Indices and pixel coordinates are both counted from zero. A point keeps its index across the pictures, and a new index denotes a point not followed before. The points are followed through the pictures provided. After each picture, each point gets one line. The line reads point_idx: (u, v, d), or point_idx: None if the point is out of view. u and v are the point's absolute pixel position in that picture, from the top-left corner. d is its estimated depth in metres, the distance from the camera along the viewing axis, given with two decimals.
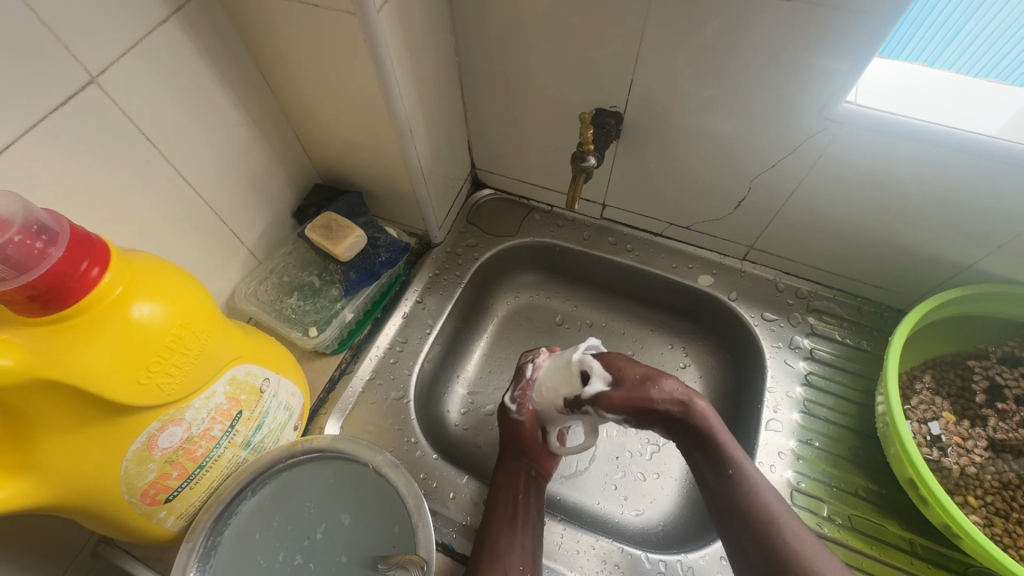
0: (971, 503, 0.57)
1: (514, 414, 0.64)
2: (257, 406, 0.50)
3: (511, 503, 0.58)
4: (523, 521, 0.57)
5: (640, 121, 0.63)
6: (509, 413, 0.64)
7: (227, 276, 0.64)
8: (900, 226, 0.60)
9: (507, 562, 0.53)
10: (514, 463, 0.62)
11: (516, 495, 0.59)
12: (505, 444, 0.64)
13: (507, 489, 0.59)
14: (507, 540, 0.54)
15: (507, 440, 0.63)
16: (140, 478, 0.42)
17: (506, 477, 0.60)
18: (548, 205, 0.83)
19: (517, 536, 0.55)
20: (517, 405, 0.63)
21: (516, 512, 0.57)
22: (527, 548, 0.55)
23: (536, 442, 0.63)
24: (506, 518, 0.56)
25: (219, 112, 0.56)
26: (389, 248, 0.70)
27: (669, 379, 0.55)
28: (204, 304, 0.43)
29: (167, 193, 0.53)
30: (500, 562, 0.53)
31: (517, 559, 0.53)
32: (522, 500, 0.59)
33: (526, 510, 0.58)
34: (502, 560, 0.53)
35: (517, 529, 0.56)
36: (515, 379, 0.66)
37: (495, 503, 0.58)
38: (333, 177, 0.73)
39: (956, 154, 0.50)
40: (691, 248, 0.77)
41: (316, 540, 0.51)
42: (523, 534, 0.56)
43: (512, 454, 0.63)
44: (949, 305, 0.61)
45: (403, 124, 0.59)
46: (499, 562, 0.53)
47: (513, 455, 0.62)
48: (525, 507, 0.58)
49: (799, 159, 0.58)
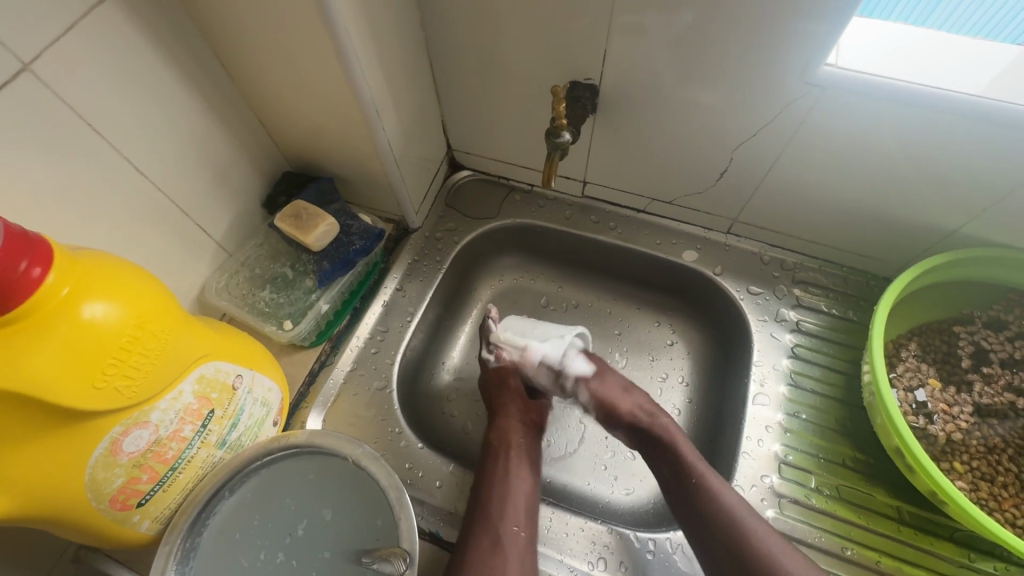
0: (957, 468, 0.57)
1: (491, 362, 0.68)
2: (230, 404, 0.49)
3: (502, 459, 0.59)
4: (517, 480, 0.58)
5: (617, 93, 0.60)
6: (486, 363, 0.69)
7: (196, 272, 0.61)
8: (884, 193, 0.58)
9: (500, 523, 0.54)
10: (504, 420, 0.63)
11: (506, 451, 0.60)
12: (495, 402, 0.66)
13: (499, 447, 0.61)
14: (498, 501, 0.55)
15: (496, 395, 0.66)
16: (107, 484, 0.41)
17: (496, 438, 0.62)
18: (527, 184, 0.80)
19: (508, 495, 0.56)
20: (494, 356, 0.68)
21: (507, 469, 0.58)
22: (521, 507, 0.56)
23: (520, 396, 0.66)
24: (497, 478, 0.57)
25: (172, 99, 0.53)
26: (363, 235, 0.68)
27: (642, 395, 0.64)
28: (162, 302, 0.42)
29: (122, 187, 0.51)
30: (492, 523, 0.53)
31: (510, 520, 0.54)
32: (513, 457, 0.60)
33: (520, 467, 0.59)
34: (494, 522, 0.54)
35: (508, 485, 0.57)
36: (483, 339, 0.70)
37: (487, 463, 0.59)
38: (302, 164, 0.70)
39: (939, 116, 0.48)
40: (675, 223, 0.76)
41: (298, 536, 0.50)
42: (516, 491, 0.57)
43: (502, 411, 0.64)
44: (935, 271, 0.60)
45: (368, 105, 0.56)
46: (492, 522, 0.54)
47: (503, 412, 0.64)
48: (518, 462, 0.60)
49: (780, 127, 0.56)
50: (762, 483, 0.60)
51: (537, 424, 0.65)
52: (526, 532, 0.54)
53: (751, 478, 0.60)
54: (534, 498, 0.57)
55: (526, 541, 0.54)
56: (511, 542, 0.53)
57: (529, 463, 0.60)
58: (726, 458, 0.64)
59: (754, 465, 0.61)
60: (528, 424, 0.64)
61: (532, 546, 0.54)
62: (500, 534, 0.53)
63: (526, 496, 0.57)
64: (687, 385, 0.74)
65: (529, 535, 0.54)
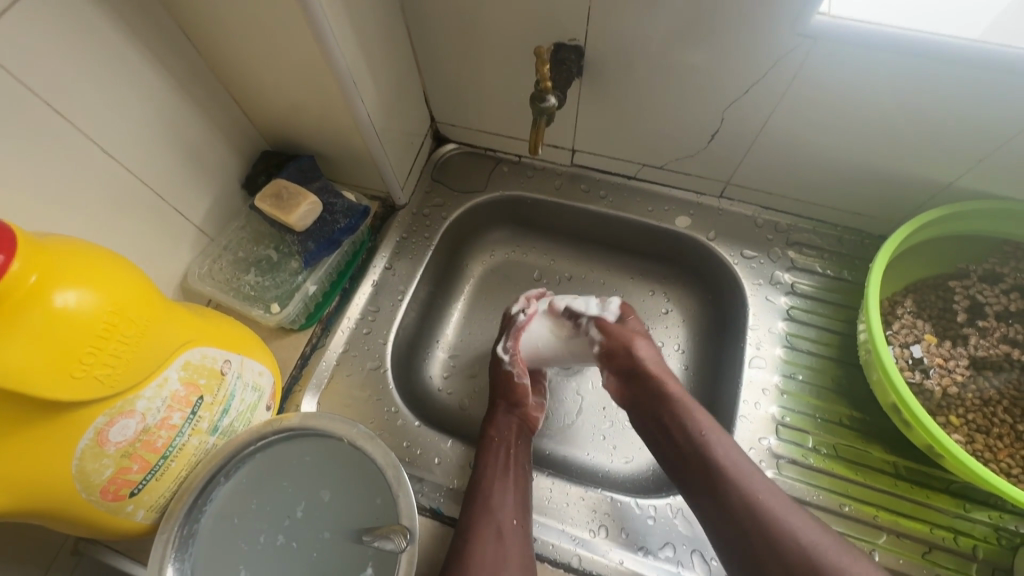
0: (953, 422, 0.57)
1: (507, 364, 0.65)
2: (219, 389, 0.48)
3: (502, 457, 0.58)
4: (515, 476, 0.57)
5: (604, 54, 0.58)
6: (501, 363, 0.66)
7: (177, 257, 0.60)
8: (878, 148, 0.57)
9: (501, 516, 0.53)
10: (505, 414, 0.62)
11: (506, 447, 0.59)
12: (496, 399, 0.64)
13: (499, 445, 0.59)
14: (500, 493, 0.55)
15: (501, 387, 0.64)
16: (97, 475, 0.40)
17: (497, 432, 0.60)
18: (515, 155, 0.78)
19: (509, 491, 0.55)
20: (509, 355, 0.66)
21: (508, 461, 0.58)
22: (519, 501, 0.55)
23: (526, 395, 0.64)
24: (497, 472, 0.56)
25: (136, 75, 0.50)
26: (347, 213, 0.66)
27: (647, 345, 0.61)
28: (139, 287, 0.40)
29: (91, 172, 0.48)
30: (494, 516, 0.53)
31: (510, 513, 0.54)
32: (513, 453, 0.59)
33: (520, 466, 0.58)
34: (495, 515, 0.53)
35: (509, 479, 0.56)
36: (504, 331, 0.68)
37: (486, 458, 0.58)
38: (281, 143, 0.68)
39: (935, 64, 0.47)
40: (666, 189, 0.74)
41: (297, 518, 0.49)
42: (516, 488, 0.56)
43: (504, 406, 0.63)
44: (932, 225, 0.59)
45: (345, 76, 0.54)
46: (492, 515, 0.53)
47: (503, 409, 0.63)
48: (518, 460, 0.59)
49: (773, 83, 0.55)
50: (761, 445, 0.60)
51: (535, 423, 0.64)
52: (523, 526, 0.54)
53: (749, 440, 0.60)
54: (528, 496, 0.57)
55: (524, 534, 0.53)
56: (511, 535, 0.52)
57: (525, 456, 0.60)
58: (724, 422, 0.64)
59: (753, 427, 0.61)
60: (528, 421, 0.63)
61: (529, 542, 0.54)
62: (501, 527, 0.53)
63: (523, 490, 0.57)
64: (683, 352, 0.74)
65: (526, 529, 0.54)
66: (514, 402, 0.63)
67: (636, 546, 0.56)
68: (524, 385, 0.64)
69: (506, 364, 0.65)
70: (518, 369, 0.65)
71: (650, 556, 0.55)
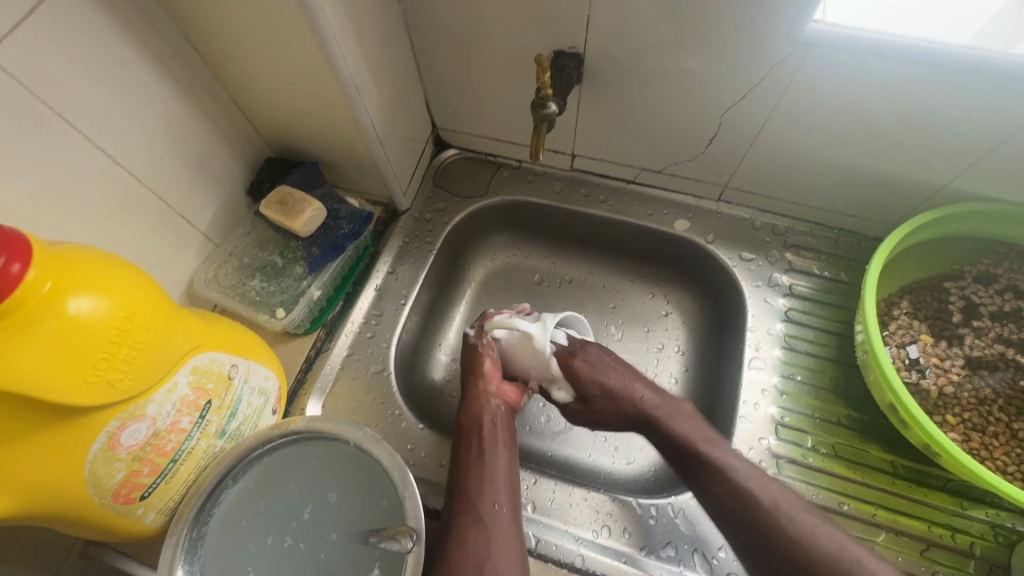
0: (949, 421, 0.58)
1: (472, 341, 0.67)
2: (227, 393, 0.48)
3: (476, 442, 0.58)
4: (491, 456, 0.57)
5: (603, 60, 0.59)
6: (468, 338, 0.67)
7: (184, 263, 0.60)
8: (874, 152, 0.58)
9: (479, 503, 0.54)
10: (476, 397, 0.62)
11: (479, 431, 0.59)
12: (467, 379, 0.64)
13: (472, 431, 0.59)
14: (476, 478, 0.55)
15: (468, 370, 0.65)
16: (108, 478, 0.40)
17: (469, 416, 0.61)
18: (516, 160, 0.79)
19: (485, 474, 0.56)
20: (475, 331, 0.67)
21: (482, 445, 0.58)
22: (499, 482, 0.55)
23: (494, 372, 0.64)
24: (472, 458, 0.57)
25: (142, 85, 0.51)
26: (351, 219, 0.67)
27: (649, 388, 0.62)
28: (149, 293, 0.41)
29: (99, 179, 0.49)
30: (472, 503, 0.54)
31: (489, 497, 0.54)
32: (487, 435, 0.59)
33: (496, 447, 0.58)
34: (476, 503, 0.54)
35: (485, 462, 0.56)
36: (477, 318, 0.69)
37: (461, 447, 0.58)
38: (285, 150, 0.69)
39: (926, 70, 0.48)
40: (666, 193, 0.75)
41: (303, 521, 0.50)
42: (494, 469, 0.56)
43: (474, 388, 0.63)
44: (927, 227, 0.60)
45: (348, 83, 0.55)
46: (472, 503, 0.54)
47: (472, 390, 0.62)
48: (493, 441, 0.58)
49: (769, 89, 0.56)
50: (760, 445, 0.61)
51: (514, 400, 0.64)
52: (509, 508, 0.54)
53: (749, 441, 0.61)
54: (512, 474, 0.57)
55: (509, 516, 0.54)
56: (492, 520, 0.53)
57: (505, 436, 0.60)
58: (723, 423, 0.64)
59: (752, 427, 0.62)
60: (502, 401, 0.63)
61: (516, 519, 0.54)
62: (480, 512, 0.53)
63: (504, 472, 0.56)
64: (683, 354, 0.75)
65: (512, 511, 0.54)
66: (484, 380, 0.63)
67: (639, 546, 0.56)
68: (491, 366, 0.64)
69: (473, 344, 0.66)
70: (489, 347, 0.65)
71: (652, 555, 0.56)
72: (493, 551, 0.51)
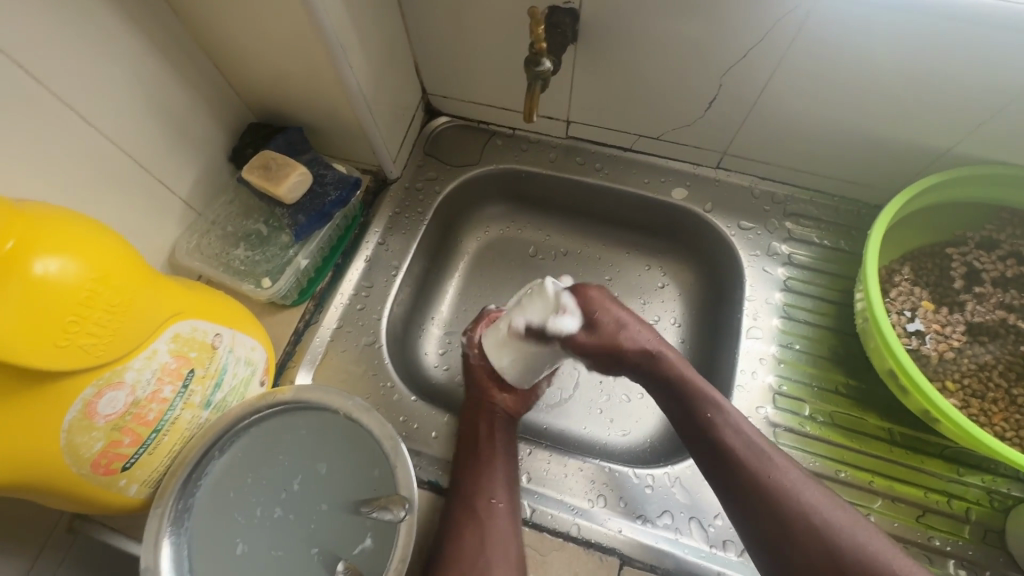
0: (949, 387, 0.57)
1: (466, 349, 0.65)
2: (211, 363, 0.47)
3: (471, 443, 0.57)
4: (487, 456, 0.56)
5: (600, 17, 0.56)
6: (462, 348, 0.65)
7: (164, 231, 0.58)
8: (879, 114, 0.56)
9: (476, 502, 0.54)
10: (471, 402, 0.61)
11: (474, 434, 0.58)
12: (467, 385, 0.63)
13: (467, 433, 0.58)
14: (472, 478, 0.55)
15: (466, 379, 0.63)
16: (86, 448, 0.39)
17: (465, 418, 0.60)
18: (509, 128, 0.77)
19: (482, 474, 0.55)
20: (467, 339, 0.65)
21: (477, 446, 0.57)
22: (496, 481, 0.55)
23: (490, 378, 0.62)
24: (467, 461, 0.56)
25: (113, 40, 0.48)
26: (338, 184, 0.64)
27: (644, 331, 0.59)
28: (123, 254, 0.39)
29: (70, 141, 0.46)
30: (468, 502, 0.54)
31: (485, 495, 0.54)
32: (482, 437, 0.58)
33: (491, 448, 0.57)
34: (472, 501, 0.54)
35: (481, 463, 0.56)
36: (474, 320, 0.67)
37: (460, 450, 0.58)
38: (268, 114, 0.66)
39: (936, 24, 0.46)
40: (663, 160, 0.73)
41: (293, 492, 0.48)
42: (489, 471, 0.55)
43: (471, 391, 0.62)
44: (931, 192, 0.58)
45: (331, 40, 0.52)
46: (469, 500, 0.54)
47: (470, 399, 0.61)
48: (488, 443, 0.57)
49: (772, 46, 0.53)
50: (758, 414, 0.60)
51: (513, 402, 0.62)
52: (506, 502, 0.54)
53: (747, 410, 0.61)
54: (511, 473, 0.56)
55: (507, 511, 0.54)
56: (487, 518, 0.53)
57: (501, 438, 0.58)
58: (720, 392, 0.64)
59: (750, 397, 0.61)
60: (501, 405, 0.61)
61: (515, 514, 0.54)
62: (476, 511, 0.53)
63: (501, 471, 0.56)
64: (680, 326, 0.74)
65: (509, 505, 0.54)
66: (478, 388, 0.61)
67: (635, 515, 0.56)
68: (487, 374, 0.62)
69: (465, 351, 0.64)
70: (476, 354, 0.64)
71: (648, 524, 0.55)
72: (490, 547, 0.51)
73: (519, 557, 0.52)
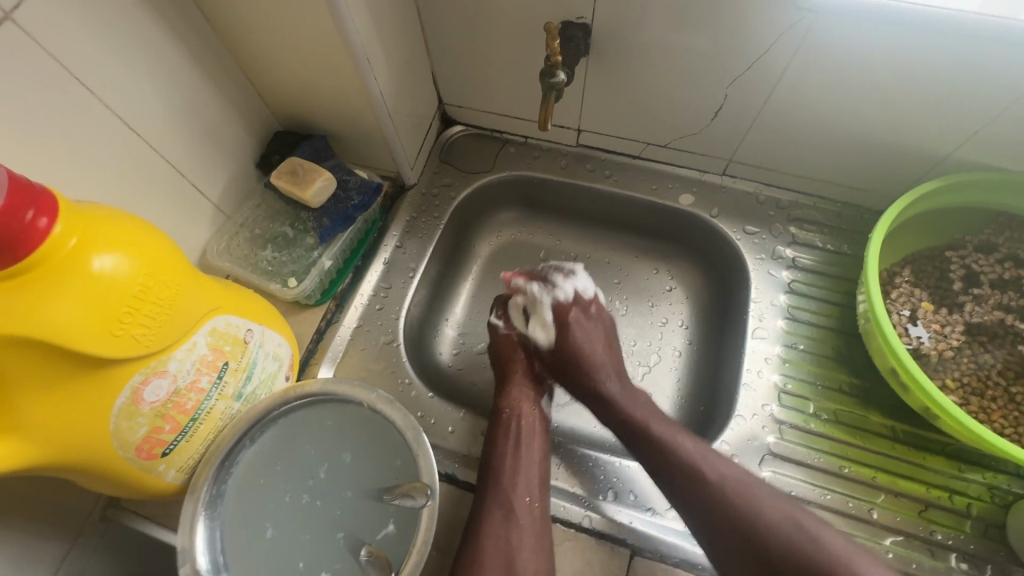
0: (950, 385, 0.59)
1: (502, 329, 0.67)
2: (243, 356, 0.49)
3: (511, 435, 0.58)
4: (525, 454, 0.58)
5: (610, 32, 0.59)
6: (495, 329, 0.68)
7: (197, 232, 0.61)
8: (878, 121, 0.59)
9: (512, 496, 0.54)
10: (514, 391, 0.63)
11: (515, 426, 0.59)
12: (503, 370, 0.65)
13: (507, 424, 0.59)
14: (509, 472, 0.55)
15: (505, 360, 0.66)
16: (132, 433, 0.42)
17: (506, 408, 0.61)
18: (522, 136, 0.80)
19: (520, 468, 0.56)
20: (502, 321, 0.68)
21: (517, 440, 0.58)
22: (532, 479, 0.56)
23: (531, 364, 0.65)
24: (507, 452, 0.57)
25: (156, 54, 0.51)
26: (361, 190, 0.68)
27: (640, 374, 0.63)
28: (170, 252, 0.42)
29: (115, 148, 0.50)
30: (502, 498, 0.54)
31: (522, 492, 0.55)
32: (522, 432, 0.59)
33: (530, 445, 0.58)
34: (505, 497, 0.54)
35: (519, 458, 0.57)
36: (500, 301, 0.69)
37: (493, 439, 0.58)
38: (294, 123, 0.69)
39: (929, 36, 0.49)
40: (670, 167, 0.76)
41: (319, 479, 0.51)
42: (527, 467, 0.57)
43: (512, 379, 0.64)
44: (930, 197, 0.60)
45: (359, 54, 0.55)
46: (506, 495, 0.54)
47: (512, 390, 0.63)
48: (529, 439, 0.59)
49: (775, 58, 0.56)
50: (764, 412, 0.62)
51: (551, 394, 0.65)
52: (540, 505, 0.55)
53: (753, 408, 0.63)
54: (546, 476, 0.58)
55: (540, 513, 0.54)
56: (522, 515, 0.53)
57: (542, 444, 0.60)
58: (727, 391, 0.66)
59: (756, 395, 0.63)
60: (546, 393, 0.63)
61: (547, 517, 0.55)
62: (510, 506, 0.54)
63: (537, 471, 0.57)
64: (687, 328, 0.76)
65: (541, 508, 0.55)
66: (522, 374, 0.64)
67: (644, 507, 0.58)
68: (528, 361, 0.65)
69: (502, 331, 0.67)
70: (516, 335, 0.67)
71: (657, 516, 0.57)
72: (517, 544, 0.52)
73: (547, 560, 0.52)
